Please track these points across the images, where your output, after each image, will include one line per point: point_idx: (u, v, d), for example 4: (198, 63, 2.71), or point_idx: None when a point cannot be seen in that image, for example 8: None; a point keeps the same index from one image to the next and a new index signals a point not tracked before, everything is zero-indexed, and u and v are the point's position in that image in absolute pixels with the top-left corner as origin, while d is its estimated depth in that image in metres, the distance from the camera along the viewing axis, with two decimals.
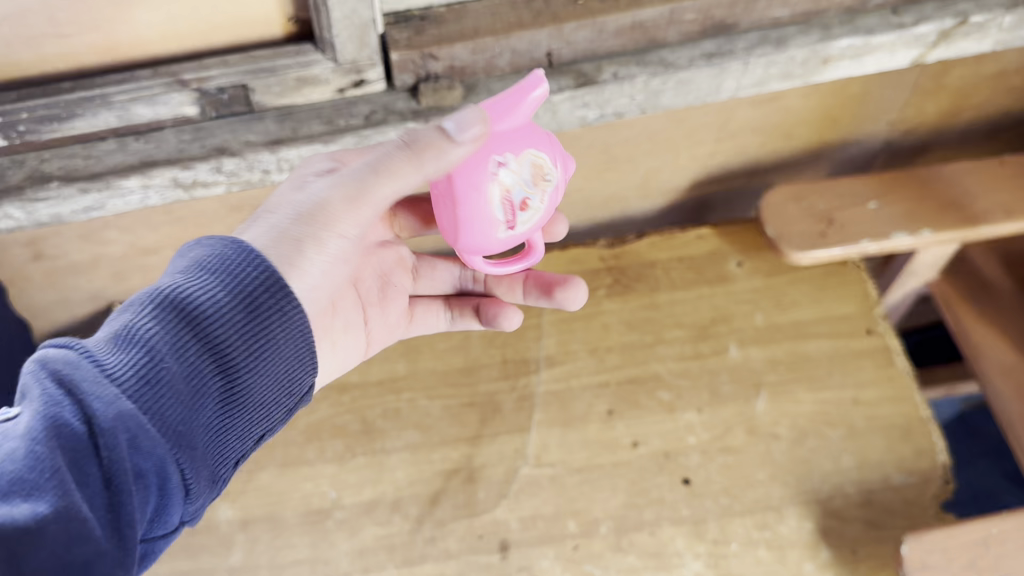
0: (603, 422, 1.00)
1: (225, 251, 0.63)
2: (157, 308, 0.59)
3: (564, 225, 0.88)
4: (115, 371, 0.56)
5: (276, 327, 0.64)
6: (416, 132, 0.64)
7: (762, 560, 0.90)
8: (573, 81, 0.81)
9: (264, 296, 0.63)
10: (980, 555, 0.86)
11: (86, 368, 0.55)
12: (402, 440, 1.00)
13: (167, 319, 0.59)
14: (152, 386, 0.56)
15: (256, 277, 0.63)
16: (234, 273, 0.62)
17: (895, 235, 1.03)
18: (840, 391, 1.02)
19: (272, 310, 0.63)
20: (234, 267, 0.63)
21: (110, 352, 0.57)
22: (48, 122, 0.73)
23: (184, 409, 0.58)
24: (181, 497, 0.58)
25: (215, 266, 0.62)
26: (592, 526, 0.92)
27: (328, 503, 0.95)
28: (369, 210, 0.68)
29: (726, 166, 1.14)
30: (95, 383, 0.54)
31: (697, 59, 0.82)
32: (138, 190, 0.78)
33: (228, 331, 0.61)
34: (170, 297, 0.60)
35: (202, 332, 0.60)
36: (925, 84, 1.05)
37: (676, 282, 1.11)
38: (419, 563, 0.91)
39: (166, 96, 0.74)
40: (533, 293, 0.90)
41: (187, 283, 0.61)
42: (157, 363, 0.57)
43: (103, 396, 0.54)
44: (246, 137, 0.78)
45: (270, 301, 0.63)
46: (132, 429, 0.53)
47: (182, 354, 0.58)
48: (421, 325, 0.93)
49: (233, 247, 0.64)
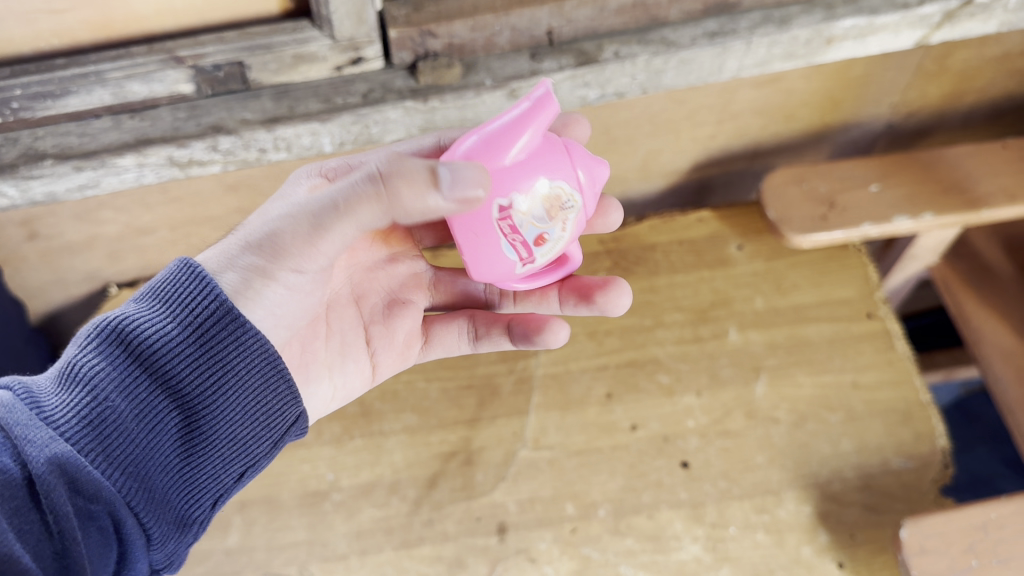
0: (601, 405, 0.99)
1: (175, 278, 0.63)
2: (101, 341, 0.60)
3: (618, 214, 0.83)
4: (55, 412, 0.57)
5: (232, 358, 0.63)
6: (390, 166, 0.61)
7: (760, 543, 0.90)
8: (574, 60, 0.80)
9: (216, 328, 0.62)
10: (979, 539, 0.86)
11: (22, 410, 0.55)
12: (400, 422, 0.99)
13: (112, 353, 0.60)
14: (94, 426, 0.57)
15: (208, 307, 0.62)
16: (177, 297, 0.62)
17: (897, 218, 1.02)
18: (840, 374, 1.01)
19: (227, 341, 0.63)
20: (184, 293, 0.62)
21: (54, 393, 0.58)
22: (42, 99, 0.72)
23: (129, 446, 0.59)
24: (142, 542, 0.60)
25: (162, 292, 0.62)
26: (590, 509, 0.92)
27: (326, 485, 0.95)
28: (331, 245, 0.65)
29: (727, 149, 1.13)
30: (30, 425, 0.55)
31: (699, 38, 0.81)
32: (134, 168, 0.77)
33: (181, 366, 0.62)
34: (116, 330, 0.60)
35: (150, 365, 0.61)
36: (929, 67, 1.04)
37: (676, 265, 1.10)
38: (417, 545, 0.91)
39: (162, 73, 0.73)
40: (570, 301, 0.82)
41: (137, 316, 0.61)
42: (100, 401, 0.58)
43: (40, 438, 0.54)
44: (242, 115, 0.77)
45: (224, 332, 0.63)
46: (69, 473, 0.54)
47: (129, 391, 0.60)
48: (441, 347, 0.87)
49: (184, 270, 0.63)
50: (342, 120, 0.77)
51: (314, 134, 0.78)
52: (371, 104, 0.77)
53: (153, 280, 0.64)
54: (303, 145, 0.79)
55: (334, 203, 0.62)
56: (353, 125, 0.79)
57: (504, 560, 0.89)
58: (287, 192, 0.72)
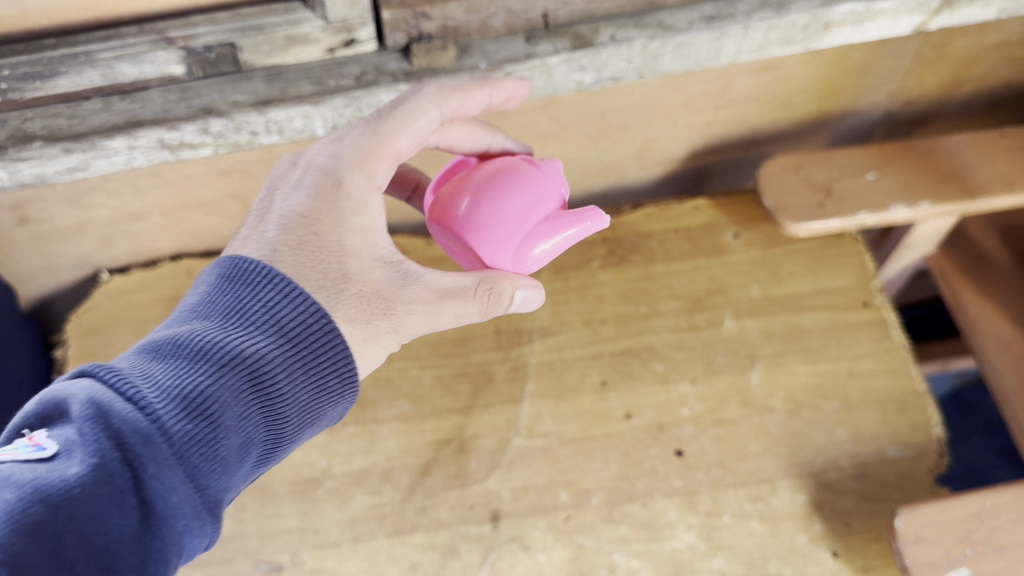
0: (596, 393, 0.99)
1: (307, 321, 0.64)
2: (230, 373, 0.60)
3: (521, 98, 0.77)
4: (181, 443, 0.56)
5: (324, 407, 0.67)
6: (495, 290, 0.70)
7: (754, 532, 0.90)
8: (570, 43, 0.79)
9: (331, 378, 0.66)
10: (974, 529, 0.86)
11: (156, 442, 0.54)
12: (393, 410, 0.98)
13: (231, 385, 0.60)
14: (210, 461, 0.57)
15: (331, 362, 0.65)
16: (303, 342, 0.64)
17: (894, 207, 1.01)
18: (836, 363, 1.01)
19: (331, 392, 0.66)
20: (313, 341, 0.64)
21: (177, 417, 0.56)
22: (31, 80, 0.71)
23: (230, 480, 0.60)
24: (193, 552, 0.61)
25: (290, 335, 0.63)
26: (584, 497, 0.92)
27: (318, 472, 0.94)
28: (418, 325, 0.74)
29: (724, 136, 1.12)
30: (164, 463, 0.54)
31: (696, 22, 0.80)
32: (124, 151, 0.76)
33: (290, 408, 0.64)
34: (248, 368, 0.61)
35: (265, 403, 0.62)
36: (927, 54, 1.03)
37: (672, 254, 1.09)
38: (410, 533, 0.90)
39: (152, 54, 0.72)
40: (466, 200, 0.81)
41: (268, 355, 0.62)
42: (220, 438, 0.57)
43: (167, 475, 0.54)
44: (234, 97, 0.76)
45: (332, 384, 0.66)
46: (187, 515, 0.55)
47: (241, 426, 0.60)
48: None
49: (315, 317, 0.65)
50: (335, 102, 0.77)
51: (307, 117, 0.78)
52: (364, 87, 0.77)
53: (275, 307, 0.64)
54: (295, 128, 0.79)
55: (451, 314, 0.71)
56: (346, 108, 0.78)
57: (498, 547, 0.89)
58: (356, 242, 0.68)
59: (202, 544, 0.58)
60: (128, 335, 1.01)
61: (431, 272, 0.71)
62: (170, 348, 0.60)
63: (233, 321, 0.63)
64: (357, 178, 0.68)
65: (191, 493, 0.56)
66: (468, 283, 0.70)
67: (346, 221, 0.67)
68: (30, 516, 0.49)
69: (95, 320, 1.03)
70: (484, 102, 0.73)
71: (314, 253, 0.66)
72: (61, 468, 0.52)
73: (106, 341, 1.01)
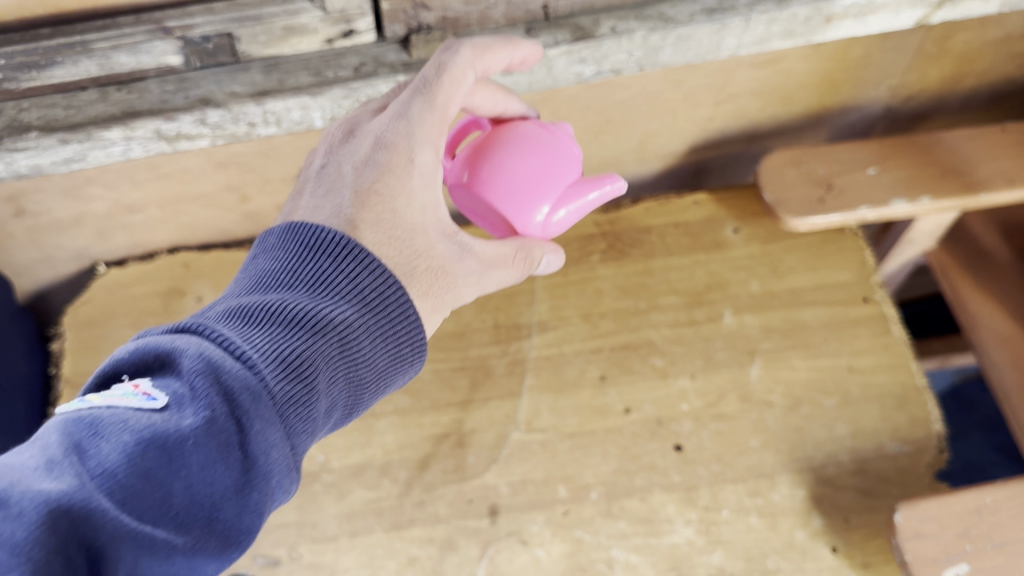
0: (595, 388, 0.99)
1: (389, 289, 0.63)
2: (326, 335, 0.58)
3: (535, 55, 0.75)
4: (281, 401, 0.54)
5: (396, 375, 0.65)
6: (532, 256, 0.76)
7: (753, 527, 0.90)
8: (570, 35, 0.78)
9: (406, 347, 0.65)
10: (973, 524, 0.86)
11: (261, 400, 0.52)
12: (392, 404, 0.98)
13: (326, 348, 0.57)
14: (305, 422, 0.55)
15: (408, 330, 0.64)
16: (382, 309, 0.63)
17: (895, 202, 1.01)
18: (836, 358, 1.00)
19: (405, 360, 0.65)
20: (394, 308, 0.63)
21: (280, 375, 0.54)
22: (27, 70, 0.71)
23: (315, 439, 0.58)
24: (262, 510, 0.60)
25: (373, 301, 0.62)
26: (583, 492, 0.92)
27: (316, 466, 0.94)
28: None
29: (724, 131, 1.12)
30: (268, 421, 0.52)
31: (697, 14, 0.79)
32: (121, 142, 0.76)
33: (369, 373, 0.62)
34: (340, 332, 0.59)
35: (351, 367, 0.60)
36: (929, 49, 1.03)
37: (671, 248, 1.09)
38: (408, 527, 0.90)
39: (149, 44, 0.71)
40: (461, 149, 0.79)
41: (358, 320, 0.60)
42: (316, 400, 0.56)
43: (271, 432, 0.52)
44: (231, 88, 0.75)
45: (407, 351, 0.65)
46: (283, 475, 0.53)
47: (331, 390, 0.58)
48: None
49: (395, 286, 0.63)
50: (333, 94, 0.76)
51: (305, 108, 0.78)
52: (363, 78, 0.76)
53: (362, 273, 0.62)
54: (293, 119, 0.79)
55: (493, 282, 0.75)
56: (345, 100, 0.78)
57: (496, 542, 0.89)
58: (421, 214, 0.67)
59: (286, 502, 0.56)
60: (126, 327, 1.01)
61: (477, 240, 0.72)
62: (260, 307, 0.57)
63: (318, 284, 0.60)
64: (427, 153, 0.66)
65: (288, 452, 0.54)
66: (510, 250, 0.74)
67: (417, 197, 0.66)
68: (143, 464, 0.47)
69: (92, 313, 1.02)
70: (505, 62, 0.72)
71: (389, 234, 0.65)
72: (173, 419, 0.49)
73: (103, 334, 1.01)
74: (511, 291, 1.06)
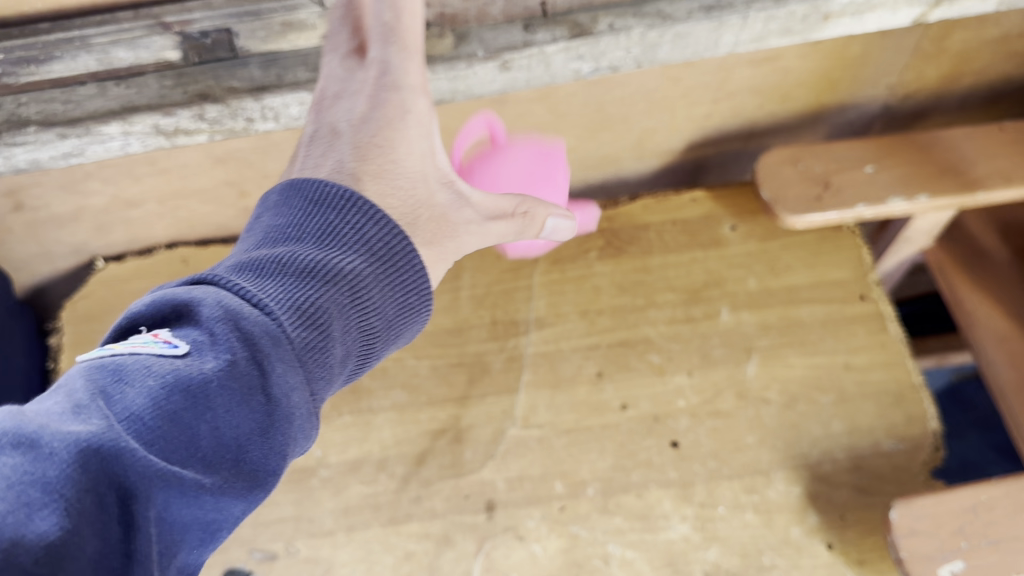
0: (592, 384, 0.99)
1: (392, 240, 0.64)
2: (338, 281, 0.57)
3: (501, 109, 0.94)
4: (301, 345, 0.53)
5: (404, 326, 0.65)
6: (536, 213, 0.78)
7: (749, 523, 0.90)
8: (568, 32, 0.79)
9: (412, 295, 0.65)
10: (968, 522, 0.86)
11: (280, 342, 0.51)
12: (389, 399, 0.98)
13: (339, 298, 0.57)
14: (326, 366, 0.54)
15: (411, 277, 0.64)
16: (388, 261, 0.63)
17: (892, 200, 1.01)
18: (832, 355, 1.01)
19: (410, 309, 0.65)
20: (398, 258, 0.63)
21: (298, 318, 0.53)
22: (26, 64, 0.71)
23: (333, 388, 0.57)
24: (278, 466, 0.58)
25: (378, 252, 0.62)
26: (580, 488, 0.92)
27: (313, 461, 0.94)
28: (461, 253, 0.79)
29: (722, 128, 1.12)
30: (290, 363, 0.51)
31: (695, 11, 0.79)
32: (119, 136, 0.76)
33: (379, 323, 0.61)
34: (350, 279, 0.58)
35: (362, 315, 0.59)
36: (926, 48, 1.03)
37: (669, 245, 1.09)
38: (405, 522, 0.90)
39: (148, 39, 0.72)
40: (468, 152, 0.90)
41: (364, 269, 0.60)
42: (333, 346, 0.55)
43: (290, 376, 0.51)
44: (229, 83, 0.75)
45: (413, 298, 0.65)
46: (305, 418, 0.52)
47: (346, 337, 0.58)
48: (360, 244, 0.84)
49: (398, 237, 0.64)
50: None
51: (303, 104, 0.78)
52: None
53: (365, 229, 0.62)
54: (292, 115, 0.79)
55: (497, 237, 0.77)
56: None
57: (492, 537, 0.89)
58: (417, 160, 0.71)
59: (303, 452, 0.55)
60: None
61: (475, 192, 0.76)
62: (272, 259, 0.56)
63: (325, 236, 0.60)
64: (419, 97, 0.71)
65: (309, 397, 0.53)
66: (510, 203, 0.77)
67: (415, 144, 0.71)
68: (169, 407, 0.45)
69: (91, 308, 1.03)
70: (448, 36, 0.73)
71: (390, 182, 0.68)
72: (194, 363, 0.48)
73: (102, 328, 1.01)
74: (508, 287, 1.07)
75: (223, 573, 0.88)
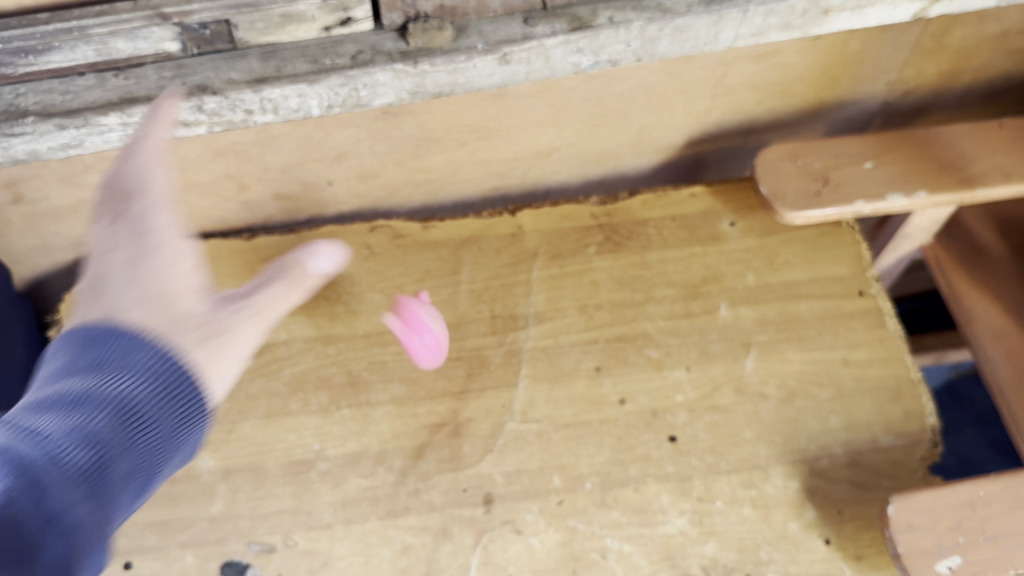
0: (590, 378, 0.99)
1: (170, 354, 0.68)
2: (89, 405, 0.63)
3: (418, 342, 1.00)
4: (66, 465, 0.60)
5: (190, 432, 0.71)
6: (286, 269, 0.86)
7: (747, 518, 0.90)
8: (568, 25, 0.79)
9: (193, 403, 0.69)
10: (966, 517, 0.86)
11: (38, 471, 0.58)
12: (387, 393, 0.98)
13: (98, 420, 0.63)
14: (96, 489, 0.61)
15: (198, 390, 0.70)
16: (171, 378, 0.67)
17: (891, 196, 1.01)
18: (831, 351, 1.01)
19: (194, 412, 0.70)
20: (171, 375, 0.67)
21: (46, 446, 0.60)
22: (23, 55, 0.72)
23: (117, 506, 0.63)
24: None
25: (160, 372, 0.67)
26: (578, 482, 0.92)
27: (312, 454, 0.94)
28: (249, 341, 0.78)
29: (722, 124, 1.12)
30: (57, 487, 0.58)
31: (695, 5, 0.80)
32: (118, 127, 0.76)
33: (159, 433, 0.67)
34: (114, 403, 0.65)
35: (133, 428, 0.66)
36: (926, 44, 1.03)
37: (668, 240, 1.09)
38: (403, 515, 0.90)
39: (147, 30, 0.72)
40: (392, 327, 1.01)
41: (119, 385, 0.65)
42: (104, 464, 0.62)
43: (64, 497, 0.58)
44: (228, 75, 0.76)
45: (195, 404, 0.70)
46: (89, 534, 0.59)
47: (122, 453, 0.64)
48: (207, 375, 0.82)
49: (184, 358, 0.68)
50: (330, 81, 0.76)
51: (302, 96, 0.77)
52: (360, 66, 0.76)
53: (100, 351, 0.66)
54: (290, 107, 0.78)
55: (245, 345, 0.74)
56: (342, 88, 0.78)
57: (490, 531, 0.89)
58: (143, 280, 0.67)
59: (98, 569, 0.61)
60: None
61: (259, 298, 0.79)
62: (54, 399, 0.63)
63: (103, 362, 0.66)
64: (152, 218, 0.69)
65: (91, 512, 0.60)
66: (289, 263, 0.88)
67: (172, 269, 0.69)
68: None
69: None
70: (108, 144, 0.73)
71: (166, 305, 0.68)
72: None
73: None
74: (507, 281, 1.06)
75: (220, 565, 0.88)
